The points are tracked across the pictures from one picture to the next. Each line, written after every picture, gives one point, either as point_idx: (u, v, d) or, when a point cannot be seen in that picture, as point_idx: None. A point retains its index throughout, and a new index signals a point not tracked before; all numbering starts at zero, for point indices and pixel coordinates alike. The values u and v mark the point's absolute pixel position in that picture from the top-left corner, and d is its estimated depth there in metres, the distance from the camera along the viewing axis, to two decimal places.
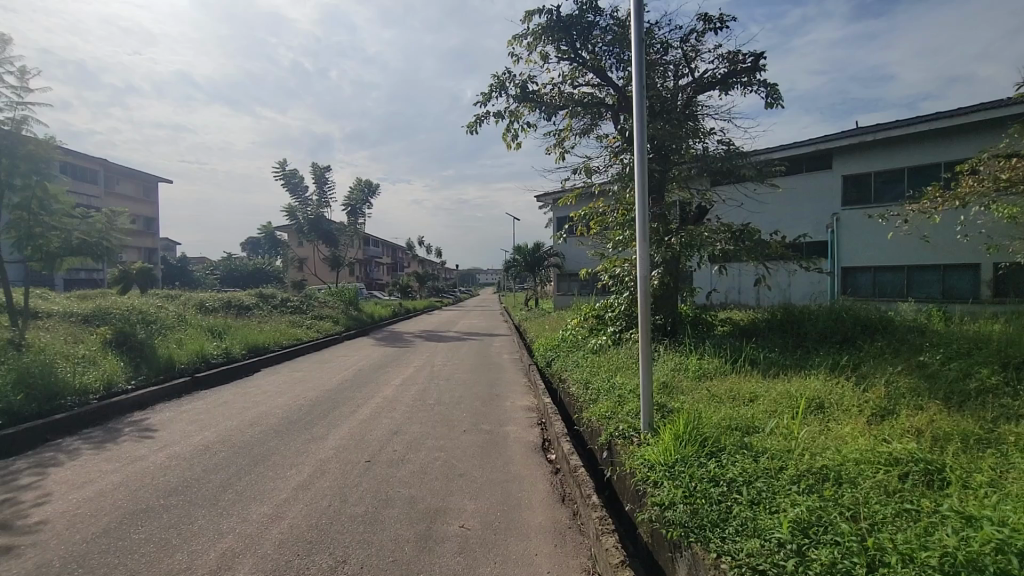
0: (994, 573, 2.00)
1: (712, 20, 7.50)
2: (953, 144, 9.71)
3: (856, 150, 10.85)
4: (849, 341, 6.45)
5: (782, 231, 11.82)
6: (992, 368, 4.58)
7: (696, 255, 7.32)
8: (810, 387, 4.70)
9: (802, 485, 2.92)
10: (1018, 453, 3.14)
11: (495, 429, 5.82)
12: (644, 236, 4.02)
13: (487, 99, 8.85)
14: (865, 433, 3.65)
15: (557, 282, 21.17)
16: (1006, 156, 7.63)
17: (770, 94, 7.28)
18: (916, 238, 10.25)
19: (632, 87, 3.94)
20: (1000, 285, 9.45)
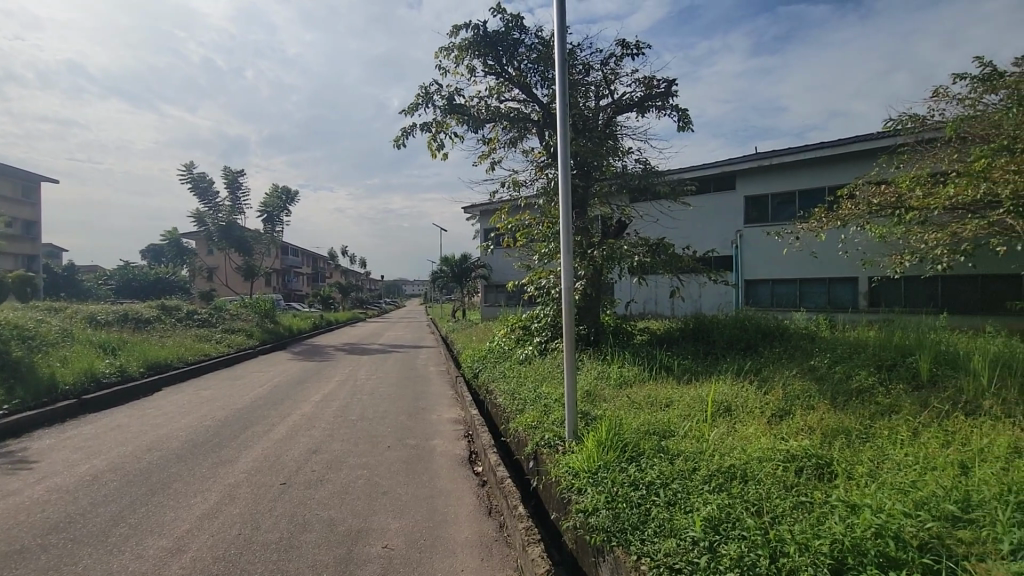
0: (874, 556, 2.26)
1: (629, 46, 7.96)
2: (835, 170, 10.90)
3: (755, 173, 11.91)
4: (752, 347, 7.03)
5: (693, 246, 12.67)
6: (869, 370, 5.18)
7: (617, 267, 7.67)
8: (719, 391, 5.06)
9: (712, 484, 3.14)
10: (889, 444, 3.58)
11: (421, 443, 5.72)
12: (568, 249, 4.16)
13: (414, 109, 8.79)
14: (766, 433, 3.99)
15: (484, 293, 21.24)
16: (876, 183, 8.71)
17: (682, 118, 7.83)
18: (805, 254, 11.36)
19: (557, 105, 4.07)
20: (874, 296, 10.66)
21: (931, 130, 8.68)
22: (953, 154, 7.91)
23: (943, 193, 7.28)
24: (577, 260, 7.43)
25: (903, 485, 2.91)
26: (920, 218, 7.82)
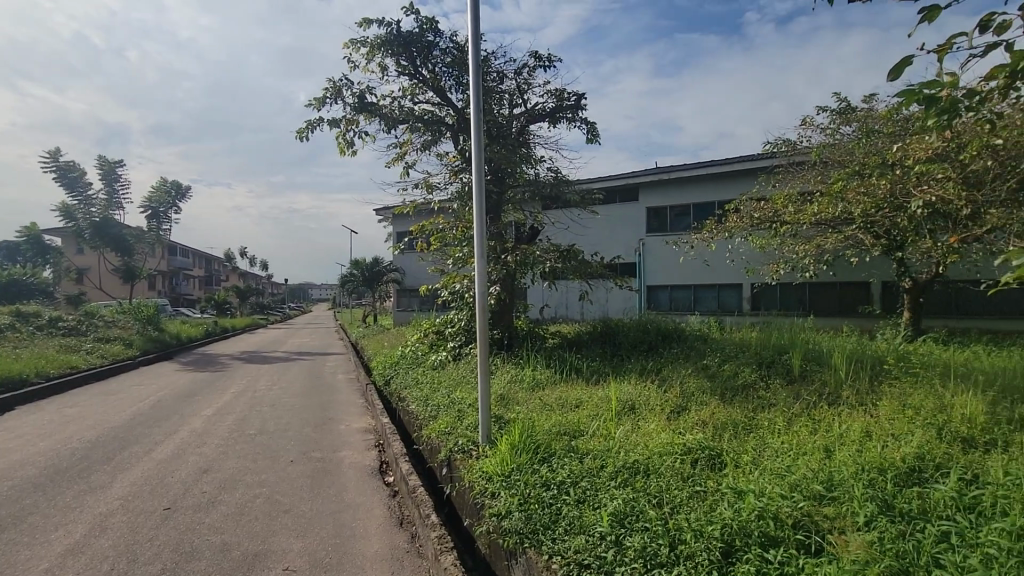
0: (757, 538, 2.52)
1: (542, 58, 8.21)
2: (724, 187, 11.97)
3: (656, 186, 12.77)
4: (653, 349, 7.52)
5: (600, 252, 13.30)
6: (752, 367, 5.76)
7: (529, 272, 7.85)
8: (624, 391, 5.36)
9: (618, 480, 3.32)
10: (769, 433, 4.00)
11: (328, 456, 5.47)
12: (482, 254, 4.20)
13: (321, 104, 8.42)
14: (666, 428, 4.28)
15: (397, 298, 20.76)
16: (758, 200, 9.71)
17: (590, 131, 8.20)
18: (699, 262, 12.33)
19: (471, 110, 4.11)
20: (755, 301, 11.82)
21: (800, 154, 9.83)
22: (818, 176, 9.03)
23: (810, 210, 8.29)
24: (491, 265, 7.51)
25: (780, 470, 3.27)
26: (792, 231, 8.84)
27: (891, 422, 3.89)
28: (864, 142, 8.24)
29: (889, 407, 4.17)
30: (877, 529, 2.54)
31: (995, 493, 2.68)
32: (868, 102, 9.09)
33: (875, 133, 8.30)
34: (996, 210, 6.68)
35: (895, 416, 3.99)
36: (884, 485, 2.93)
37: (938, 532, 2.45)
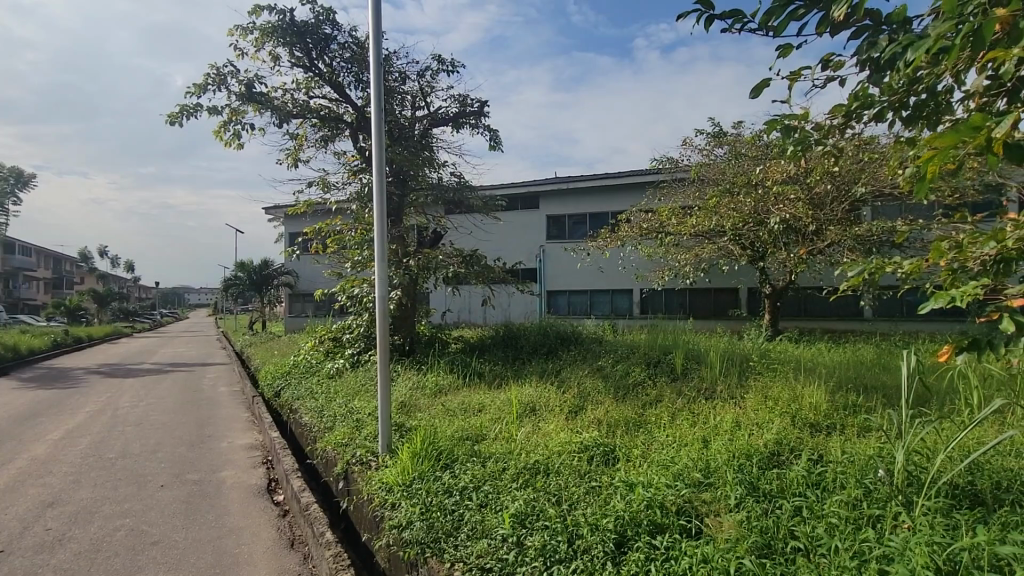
0: (646, 528, 2.72)
1: (445, 63, 8.18)
2: (617, 198, 12.75)
3: (555, 194, 13.27)
4: (552, 351, 7.79)
5: (503, 258, 13.53)
6: (641, 367, 6.20)
7: (432, 277, 7.77)
8: (525, 393, 5.50)
9: (519, 482, 3.40)
10: (656, 428, 4.33)
11: (207, 476, 4.98)
12: (383, 257, 4.10)
13: (201, 90, 7.69)
14: (564, 428, 4.47)
15: (289, 303, 19.47)
16: (646, 211, 10.49)
17: (493, 138, 8.34)
18: (594, 268, 12.99)
19: (371, 109, 4.00)
20: (644, 305, 12.69)
21: (682, 171, 10.78)
22: (696, 192, 9.97)
23: (690, 222, 9.12)
24: (392, 269, 7.33)
25: (666, 461, 3.55)
26: (675, 241, 9.67)
27: (756, 412, 4.40)
28: (734, 163, 9.25)
29: (754, 399, 4.71)
30: (746, 508, 2.86)
31: (835, 469, 3.13)
32: (737, 128, 10.20)
33: (742, 156, 9.34)
34: (834, 227, 7.85)
35: (760, 406, 4.51)
36: (750, 468, 3.31)
37: (793, 507, 2.82)
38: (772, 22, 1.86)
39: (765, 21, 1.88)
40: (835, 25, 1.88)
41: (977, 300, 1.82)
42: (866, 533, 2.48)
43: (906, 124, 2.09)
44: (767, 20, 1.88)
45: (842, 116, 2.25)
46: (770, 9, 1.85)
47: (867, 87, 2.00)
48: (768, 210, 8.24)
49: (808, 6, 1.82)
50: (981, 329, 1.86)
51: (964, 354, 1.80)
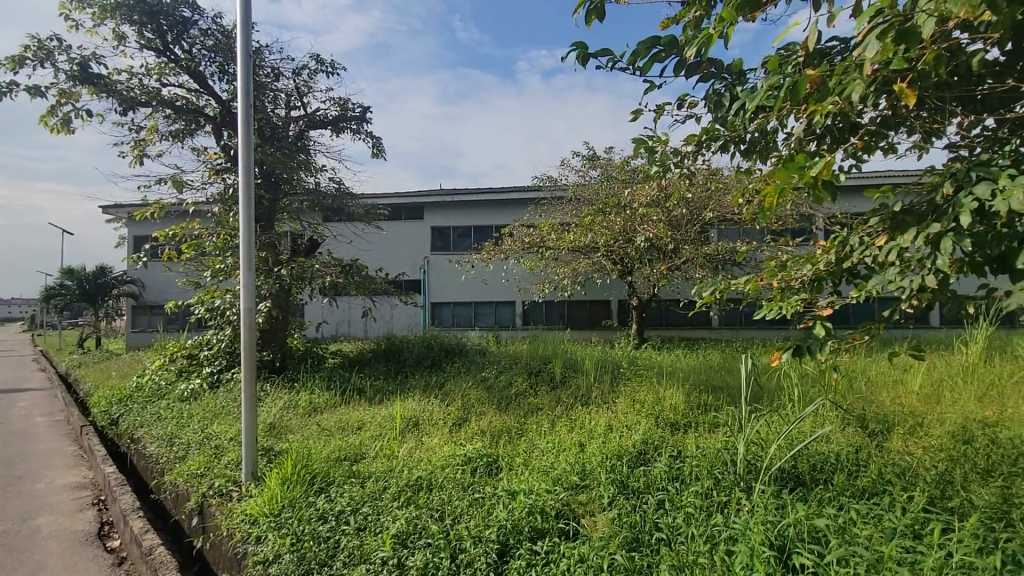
0: (527, 535, 2.79)
1: (324, 64, 7.80)
2: (500, 212, 13.06)
3: (440, 206, 13.23)
4: (436, 364, 7.71)
5: (385, 269, 13.14)
6: (523, 377, 6.38)
7: (307, 287, 7.28)
8: (407, 408, 5.37)
9: (401, 500, 3.30)
10: (536, 435, 4.48)
11: (14, 527, 4.12)
12: (249, 266, 3.76)
13: (18, 64, 6.47)
14: (447, 441, 4.43)
15: (132, 317, 16.98)
16: (527, 226, 10.90)
17: (376, 146, 8.10)
18: (478, 280, 13.12)
19: (238, 105, 3.68)
20: (526, 316, 13.07)
21: (560, 190, 11.39)
22: (573, 210, 10.59)
23: (567, 238, 9.67)
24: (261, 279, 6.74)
25: (546, 467, 3.67)
26: (554, 256, 10.16)
27: (626, 415, 4.76)
28: (605, 185, 10.01)
29: (624, 403, 5.09)
30: (617, 506, 3.07)
31: (691, 462, 3.49)
32: (608, 152, 11.05)
33: (613, 179, 10.14)
34: (688, 246, 8.83)
35: (629, 409, 4.89)
36: (621, 468, 3.55)
37: (657, 501, 3.08)
38: (637, 62, 2.06)
39: (632, 60, 2.07)
40: (689, 70, 2.13)
41: (797, 310, 2.16)
42: (716, 518, 2.80)
43: (745, 158, 2.41)
44: (633, 60, 2.07)
45: (694, 146, 2.54)
46: (635, 51, 2.04)
47: (715, 124, 2.28)
48: (635, 229, 9.03)
49: (666, 52, 2.04)
50: (801, 334, 2.20)
51: (788, 355, 2.13)
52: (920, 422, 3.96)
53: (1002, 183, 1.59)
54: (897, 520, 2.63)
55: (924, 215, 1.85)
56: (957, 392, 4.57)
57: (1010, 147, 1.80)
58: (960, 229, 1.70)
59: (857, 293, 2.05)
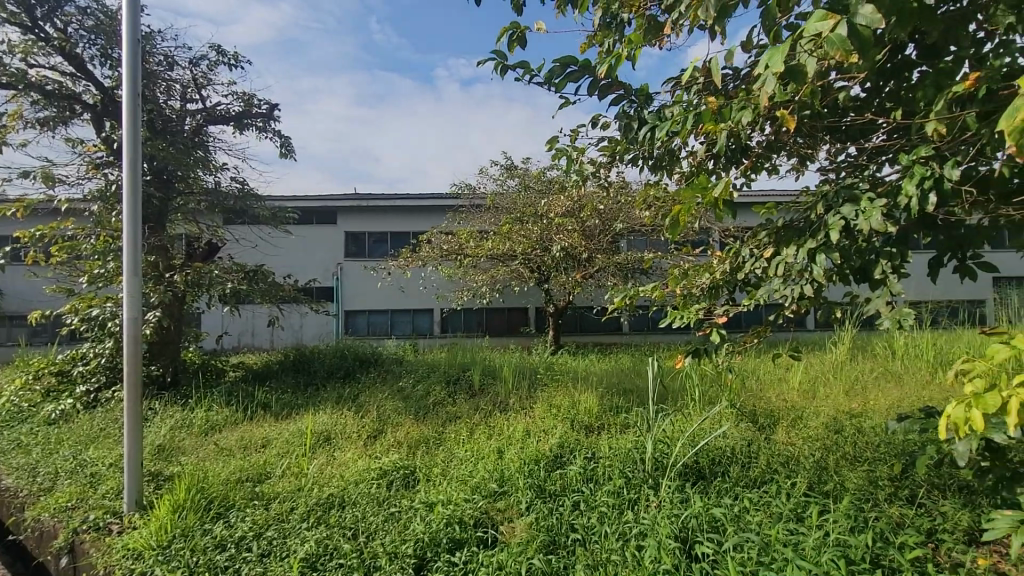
0: (445, 548, 2.76)
1: (226, 55, 7.27)
2: (417, 219, 12.85)
3: (354, 211, 12.77)
4: (350, 374, 7.41)
5: (294, 275, 12.43)
6: (441, 385, 6.30)
7: (204, 295, 6.70)
8: (318, 421, 5.10)
9: (310, 520, 3.13)
10: (455, 444, 4.43)
11: None
12: (134, 272, 3.39)
13: None
14: (361, 455, 4.26)
15: None
16: (445, 233, 10.82)
17: (284, 145, 7.67)
18: (394, 287, 12.77)
19: (123, 94, 3.32)
20: (444, 324, 12.88)
21: (478, 198, 11.46)
22: (491, 218, 10.69)
23: (485, 246, 9.73)
24: (149, 286, 6.11)
25: (464, 476, 3.65)
26: (473, 263, 10.19)
27: (543, 419, 4.86)
28: (523, 194, 10.20)
29: (541, 408, 5.20)
30: (534, 510, 3.12)
31: (604, 462, 3.63)
32: (525, 163, 11.28)
33: (530, 189, 10.37)
34: (601, 255, 9.23)
35: (546, 414, 5.00)
36: (538, 472, 3.62)
37: (572, 502, 3.17)
38: (554, 80, 2.14)
39: (549, 77, 2.15)
40: (602, 91, 2.23)
41: (697, 316, 2.34)
42: (626, 516, 2.93)
43: (652, 173, 2.56)
44: (550, 77, 2.14)
45: (607, 161, 2.67)
46: (552, 69, 2.12)
47: (625, 140, 2.41)
48: (551, 239, 9.30)
49: (581, 72, 2.13)
50: (701, 338, 2.38)
51: (690, 358, 2.30)
52: (801, 415, 4.42)
53: (863, 205, 1.82)
54: (783, 505, 2.91)
55: (801, 232, 2.08)
56: (830, 387, 5.15)
57: (869, 172, 2.07)
58: (830, 244, 1.93)
59: (748, 300, 2.26)
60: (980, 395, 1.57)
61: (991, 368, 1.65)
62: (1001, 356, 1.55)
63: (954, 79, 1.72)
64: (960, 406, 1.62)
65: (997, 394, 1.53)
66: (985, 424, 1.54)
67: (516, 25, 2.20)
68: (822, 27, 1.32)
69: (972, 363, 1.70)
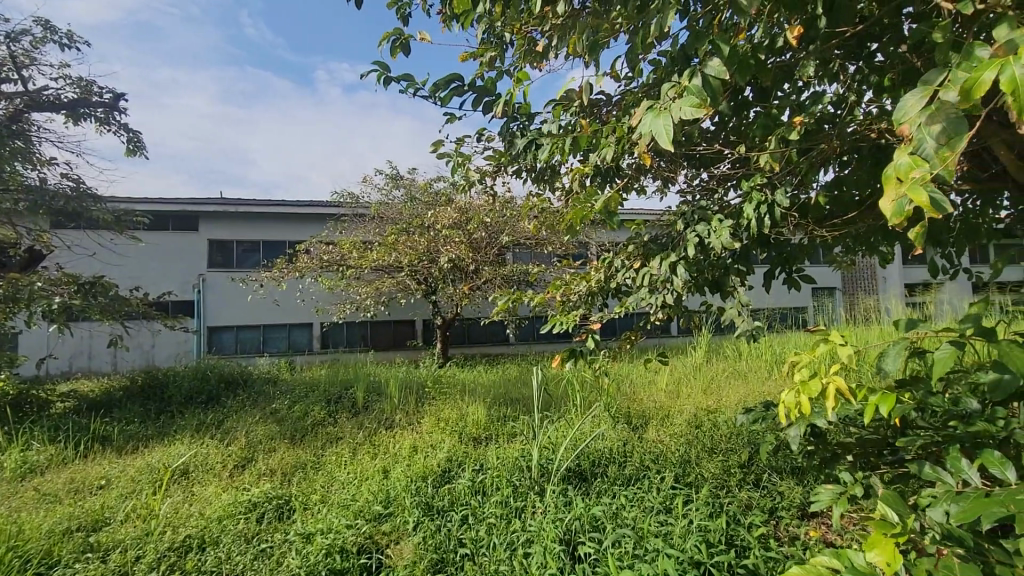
0: None
1: (58, 33, 6.28)
2: (294, 227, 12.01)
3: (219, 218, 11.58)
4: (213, 398, 6.64)
5: (143, 289, 10.90)
6: (320, 405, 5.90)
7: (23, 311, 5.62)
8: (173, 454, 4.50)
9: (161, 569, 2.75)
10: (336, 467, 4.17)
11: None
12: None
13: None
14: (227, 488, 3.84)
15: None
16: (326, 243, 10.27)
17: (132, 141, 6.76)
18: (267, 301, 11.73)
19: None
20: (324, 339, 12.05)
21: (362, 207, 11.05)
22: (376, 229, 10.37)
23: (369, 258, 9.41)
24: None
25: (346, 501, 3.44)
26: (356, 275, 9.82)
27: (431, 434, 4.78)
28: (409, 205, 10.05)
29: (429, 422, 5.10)
30: (422, 528, 3.05)
31: (491, 473, 3.65)
32: (411, 173, 11.13)
33: (416, 200, 10.24)
34: (488, 267, 9.40)
35: (434, 429, 4.91)
36: (426, 489, 3.53)
37: (461, 517, 3.14)
38: (438, 94, 2.14)
39: (433, 91, 2.15)
40: (486, 108, 2.27)
41: (575, 323, 2.48)
42: (514, 525, 2.98)
43: (535, 185, 2.65)
44: (434, 90, 2.14)
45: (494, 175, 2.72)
46: (436, 83, 2.12)
47: (509, 155, 2.48)
48: (437, 250, 9.28)
49: (465, 88, 2.16)
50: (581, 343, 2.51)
51: (569, 363, 2.42)
52: (667, 414, 4.84)
53: (714, 225, 2.07)
54: (654, 499, 3.16)
55: (665, 247, 2.31)
56: (691, 387, 5.73)
57: (719, 196, 2.35)
58: (688, 258, 2.15)
59: (618, 307, 2.44)
60: (806, 383, 1.88)
61: (814, 360, 1.98)
62: (820, 350, 1.87)
63: (781, 121, 2.02)
64: (791, 394, 1.95)
65: (819, 381, 1.84)
66: (810, 406, 1.86)
67: (398, 32, 2.18)
68: (696, 115, 1.40)
69: (800, 355, 2.03)
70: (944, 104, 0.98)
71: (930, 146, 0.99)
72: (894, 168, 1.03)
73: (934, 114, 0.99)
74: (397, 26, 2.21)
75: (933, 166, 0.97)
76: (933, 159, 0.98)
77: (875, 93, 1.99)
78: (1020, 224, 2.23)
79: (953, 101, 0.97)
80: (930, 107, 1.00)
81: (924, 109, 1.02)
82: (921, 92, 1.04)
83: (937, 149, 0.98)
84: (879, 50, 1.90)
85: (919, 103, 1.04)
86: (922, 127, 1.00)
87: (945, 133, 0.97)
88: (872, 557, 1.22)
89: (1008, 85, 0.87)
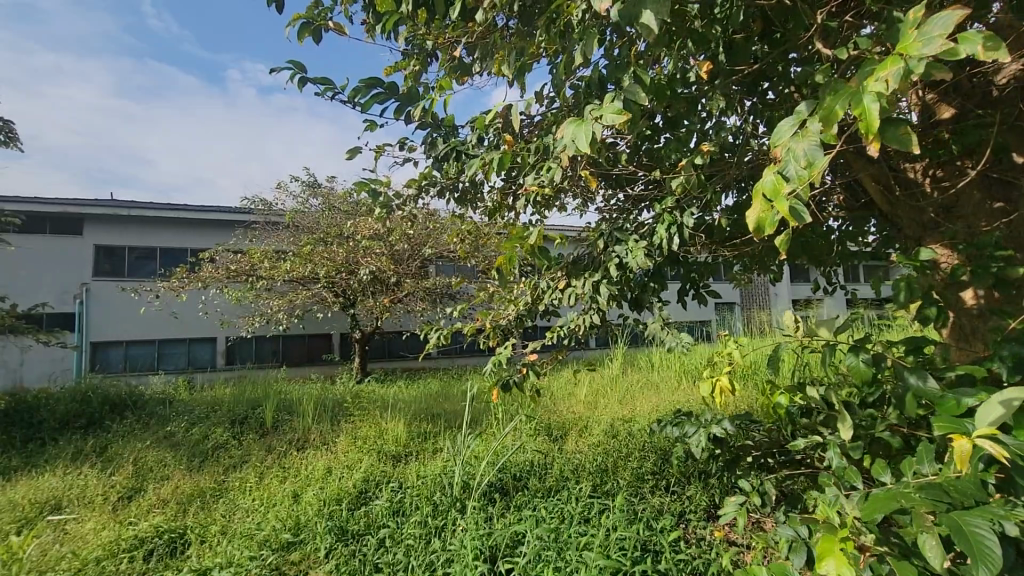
0: None
1: None
2: (197, 233, 11.11)
3: (109, 221, 10.46)
4: (96, 422, 5.92)
5: (11, 299, 9.55)
6: (224, 427, 5.44)
7: None
8: (42, 488, 3.94)
9: None
10: (239, 493, 3.85)
11: None
12: None
13: None
14: (110, 522, 3.42)
15: None
16: (234, 252, 9.64)
17: (4, 131, 5.98)
18: (163, 313, 10.66)
19: None
20: (230, 354, 11.17)
21: (275, 215, 10.46)
22: (291, 237, 9.85)
23: (283, 268, 8.94)
24: None
25: (249, 530, 3.18)
26: (267, 286, 9.28)
27: (347, 454, 4.56)
28: (327, 214, 9.66)
29: (345, 442, 4.86)
30: (335, 555, 2.91)
31: (410, 493, 3.53)
32: (331, 181, 10.73)
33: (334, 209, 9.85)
34: (409, 280, 9.24)
35: (350, 448, 4.69)
36: (339, 513, 3.34)
37: (378, 540, 3.01)
38: (358, 98, 2.09)
39: (354, 95, 2.09)
40: (407, 118, 2.22)
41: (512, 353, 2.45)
42: (433, 544, 2.90)
43: (458, 204, 2.65)
44: (355, 95, 2.09)
45: (415, 189, 2.65)
46: (357, 87, 2.07)
47: (433, 170, 2.46)
48: (356, 261, 9.03)
49: (386, 94, 2.12)
50: (512, 368, 2.49)
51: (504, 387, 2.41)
52: (585, 425, 4.96)
53: (631, 244, 2.17)
54: (573, 509, 3.21)
55: (587, 264, 2.42)
56: (607, 398, 5.95)
57: (634, 216, 2.46)
58: (609, 278, 2.25)
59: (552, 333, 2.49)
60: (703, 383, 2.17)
61: (721, 362, 2.21)
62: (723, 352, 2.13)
63: (688, 147, 2.17)
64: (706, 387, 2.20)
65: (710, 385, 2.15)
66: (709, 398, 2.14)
67: (310, 16, 2.11)
68: (619, 119, 1.47)
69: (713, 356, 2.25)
70: (808, 131, 1.11)
71: (797, 165, 1.10)
72: (763, 184, 1.14)
73: (801, 140, 1.11)
74: (313, 17, 2.15)
75: (796, 183, 1.09)
76: (798, 177, 1.09)
77: (768, 126, 2.19)
78: (884, 248, 2.53)
79: (816, 129, 1.10)
80: (800, 133, 1.12)
81: (794, 134, 1.15)
82: (791, 118, 1.17)
83: (802, 168, 1.09)
84: (771, 88, 2.10)
85: (790, 129, 1.16)
86: (794, 149, 1.11)
87: (808, 155, 1.09)
88: (826, 571, 1.20)
89: (858, 110, 1.00)
